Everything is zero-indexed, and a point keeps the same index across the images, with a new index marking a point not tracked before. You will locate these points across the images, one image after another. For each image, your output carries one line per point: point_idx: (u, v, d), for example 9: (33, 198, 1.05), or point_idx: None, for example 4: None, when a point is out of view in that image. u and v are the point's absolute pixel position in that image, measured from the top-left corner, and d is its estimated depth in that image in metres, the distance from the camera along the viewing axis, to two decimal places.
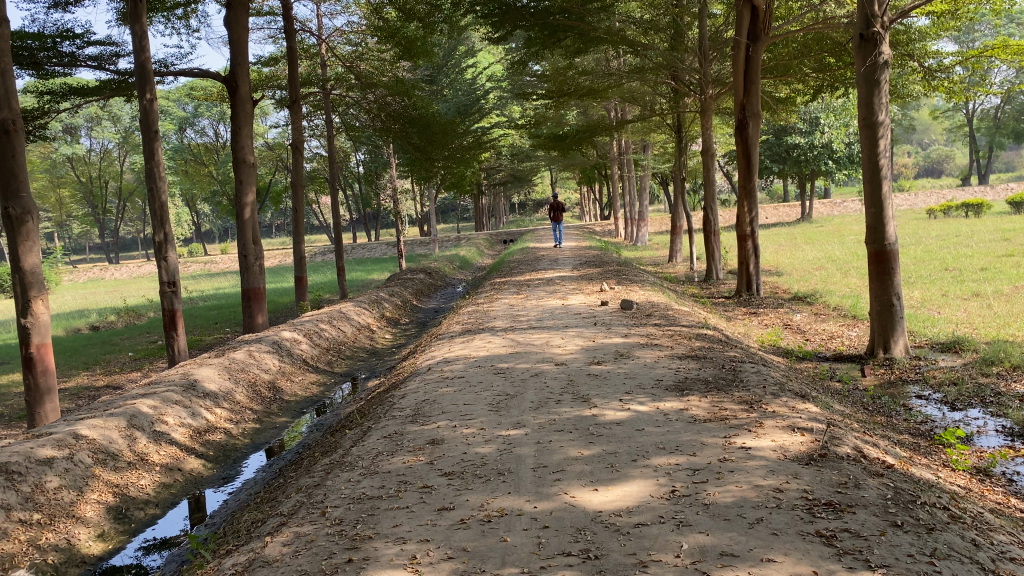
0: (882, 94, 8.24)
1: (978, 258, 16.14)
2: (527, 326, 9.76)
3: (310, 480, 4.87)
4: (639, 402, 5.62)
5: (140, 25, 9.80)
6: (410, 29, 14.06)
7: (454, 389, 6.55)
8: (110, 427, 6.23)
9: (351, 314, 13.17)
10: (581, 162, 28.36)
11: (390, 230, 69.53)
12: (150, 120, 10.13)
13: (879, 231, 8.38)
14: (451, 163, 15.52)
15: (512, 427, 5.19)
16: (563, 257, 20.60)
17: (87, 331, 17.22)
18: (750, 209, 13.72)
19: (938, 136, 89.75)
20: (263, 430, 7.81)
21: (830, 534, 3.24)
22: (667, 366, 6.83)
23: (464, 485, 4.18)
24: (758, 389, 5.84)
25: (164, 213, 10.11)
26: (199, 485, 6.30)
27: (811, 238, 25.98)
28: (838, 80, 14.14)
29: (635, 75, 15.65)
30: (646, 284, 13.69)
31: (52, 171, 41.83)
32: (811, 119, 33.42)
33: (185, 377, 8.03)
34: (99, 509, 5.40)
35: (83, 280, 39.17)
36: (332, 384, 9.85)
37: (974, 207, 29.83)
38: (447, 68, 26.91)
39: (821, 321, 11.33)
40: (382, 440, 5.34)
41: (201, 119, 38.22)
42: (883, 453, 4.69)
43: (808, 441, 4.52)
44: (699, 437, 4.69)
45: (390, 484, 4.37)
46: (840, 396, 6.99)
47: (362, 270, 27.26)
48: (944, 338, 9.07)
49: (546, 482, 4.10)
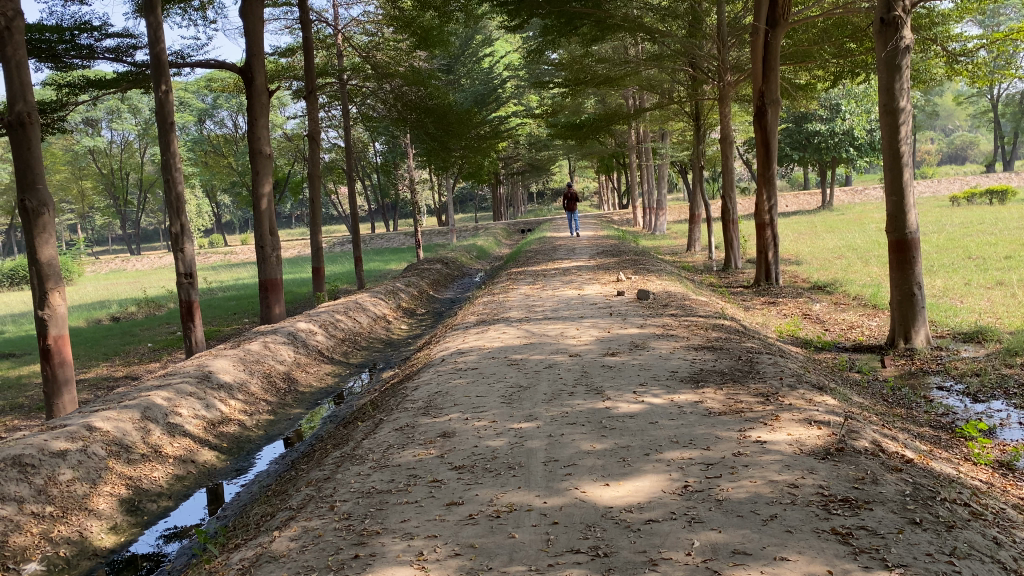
0: (904, 79, 8.06)
1: (1002, 246, 15.90)
2: (542, 317, 9.69)
3: (321, 474, 4.84)
4: (653, 394, 5.55)
5: (155, 17, 9.80)
6: (426, 18, 13.95)
7: (467, 381, 6.51)
8: (124, 419, 6.24)
9: (368, 304, 13.18)
10: (599, 150, 28.20)
11: (409, 221, 69.62)
12: (166, 111, 10.14)
13: (900, 219, 8.24)
14: (468, 152, 15.48)
15: (524, 420, 5.14)
16: (580, 247, 20.51)
17: (108, 322, 17.37)
18: (769, 197, 13.61)
19: (963, 121, 88.51)
20: (277, 422, 7.81)
21: (846, 532, 3.16)
22: (683, 357, 6.74)
23: (474, 479, 4.14)
24: (775, 380, 5.75)
25: (179, 205, 10.10)
26: (213, 477, 6.30)
27: (832, 227, 25.68)
28: (859, 66, 14.00)
29: (653, 63, 15.50)
30: (664, 274, 13.59)
31: (74, 163, 42.11)
32: (832, 106, 33.01)
33: (200, 369, 8.04)
34: (112, 502, 5.41)
35: (105, 271, 39.47)
36: (347, 375, 9.85)
37: (999, 194, 29.35)
38: (463, 57, 26.87)
39: (841, 311, 11.18)
40: (394, 433, 5.31)
41: (220, 110, 38.39)
42: (903, 446, 4.60)
43: (825, 435, 4.43)
44: (713, 430, 4.62)
45: (400, 478, 4.33)
46: (860, 388, 6.88)
47: (380, 260, 27.33)
48: (967, 327, 8.91)
49: (557, 476, 4.04)
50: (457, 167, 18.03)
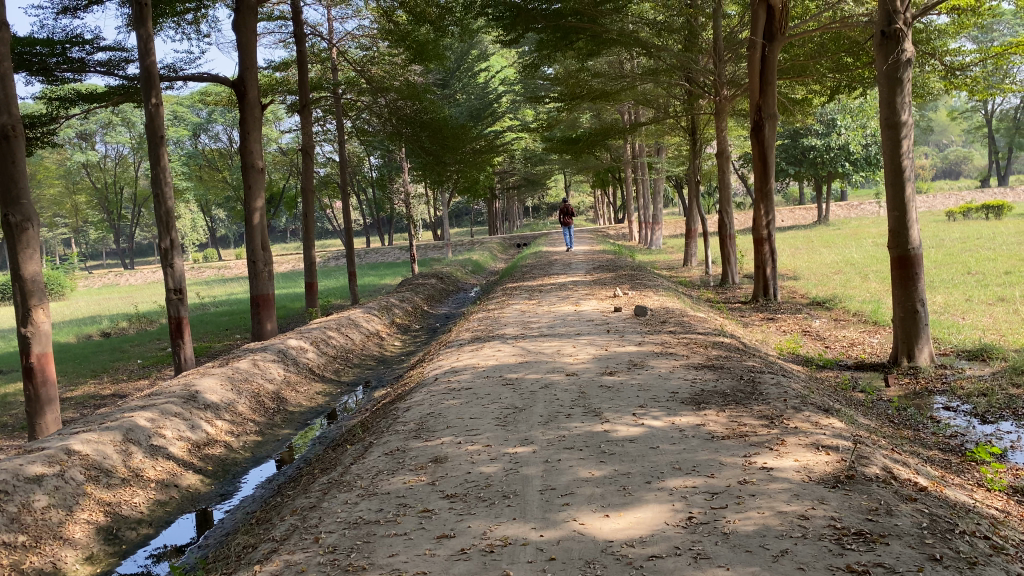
0: (905, 93, 7.92)
1: (1002, 261, 15.77)
2: (539, 333, 9.49)
3: (306, 502, 4.61)
4: (653, 416, 5.35)
5: (146, 29, 9.61)
6: (422, 32, 13.76)
7: (460, 402, 6.30)
8: (104, 442, 6.02)
9: (361, 321, 12.97)
10: (595, 165, 28.09)
11: (404, 236, 69.45)
12: (157, 125, 9.95)
13: (902, 235, 8.08)
14: (463, 167, 15.27)
15: (520, 444, 4.94)
16: (577, 262, 20.38)
17: (98, 337, 17.12)
18: (766, 212, 13.45)
19: (957, 136, 89.00)
20: (265, 443, 7.58)
21: (863, 570, 2.96)
22: (683, 377, 6.54)
23: (466, 509, 3.94)
24: (779, 402, 5.55)
25: (169, 220, 9.87)
26: (196, 502, 6.07)
27: (828, 241, 25.60)
28: (856, 80, 13.88)
29: (648, 77, 15.42)
30: (661, 289, 13.38)
31: (68, 177, 41.94)
32: (828, 121, 32.94)
33: (186, 388, 7.81)
34: (88, 530, 5.18)
35: (98, 285, 39.19)
36: (339, 394, 9.63)
37: (995, 209, 29.30)
38: (459, 72, 26.85)
39: (841, 327, 11.00)
40: (383, 458, 5.10)
41: (214, 125, 38.33)
42: (914, 472, 4.40)
43: (834, 461, 4.24)
44: (717, 456, 4.42)
45: (389, 508, 4.12)
46: (863, 407, 6.70)
47: (375, 275, 27.18)
48: (970, 345, 8.75)
49: (554, 507, 3.84)
50: (453, 182, 17.84)
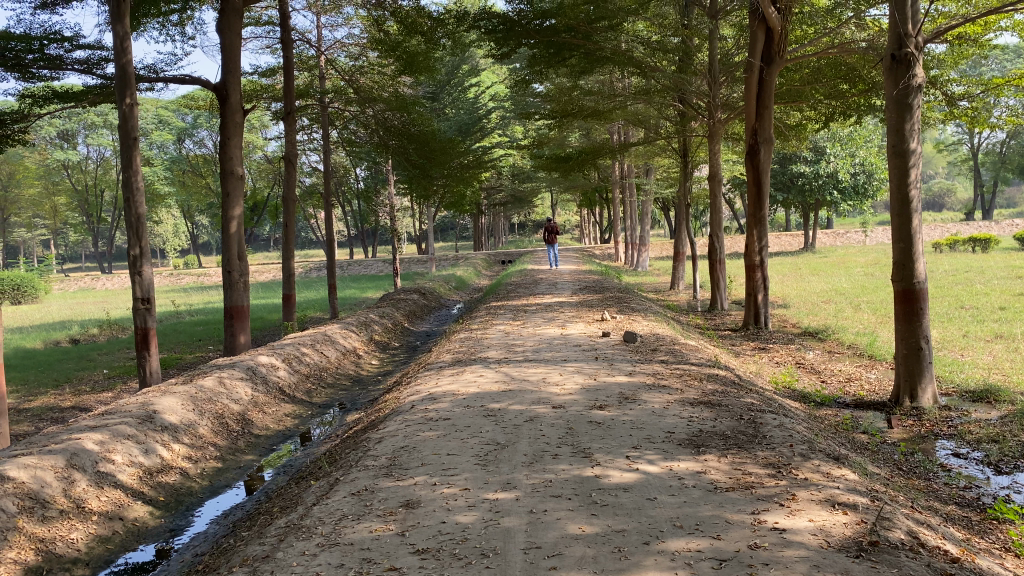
0: (915, 120, 7.52)
1: (994, 296, 15.49)
2: (523, 358, 8.99)
3: (259, 549, 4.09)
4: (648, 460, 4.88)
5: (123, 25, 9.07)
6: (412, 43, 13.14)
7: (437, 434, 5.81)
8: (44, 467, 5.48)
9: (336, 338, 12.43)
10: (583, 184, 27.77)
11: (388, 249, 68.88)
12: (130, 126, 9.40)
13: (908, 268, 7.67)
14: (450, 182, 14.81)
15: (501, 489, 4.46)
16: (562, 282, 19.93)
17: (66, 345, 16.42)
18: (759, 237, 12.99)
19: (941, 168, 89.60)
20: (225, 470, 7.03)
21: None
22: (678, 414, 6.06)
23: (438, 569, 3.45)
24: (785, 448, 5.09)
25: (140, 227, 9.27)
26: (142, 538, 5.51)
27: (815, 269, 25.34)
28: (851, 107, 13.54)
29: (641, 97, 14.91)
30: (649, 314, 12.95)
31: (48, 178, 41.08)
32: (817, 148, 32.76)
33: (143, 408, 7.25)
34: (15, 571, 4.62)
35: (73, 289, 38.25)
36: (309, 416, 9.10)
37: (982, 242, 29.15)
38: (449, 86, 26.47)
39: (836, 360, 10.59)
40: (349, 499, 4.59)
41: (199, 130, 38.07)
42: (940, 537, 3.92)
43: (853, 522, 3.78)
44: (721, 513, 3.95)
45: (350, 563, 3.62)
46: (868, 453, 6.25)
47: (356, 288, 26.60)
48: (974, 385, 8.35)
49: (538, 571, 3.35)
50: (437, 196, 17.34)
